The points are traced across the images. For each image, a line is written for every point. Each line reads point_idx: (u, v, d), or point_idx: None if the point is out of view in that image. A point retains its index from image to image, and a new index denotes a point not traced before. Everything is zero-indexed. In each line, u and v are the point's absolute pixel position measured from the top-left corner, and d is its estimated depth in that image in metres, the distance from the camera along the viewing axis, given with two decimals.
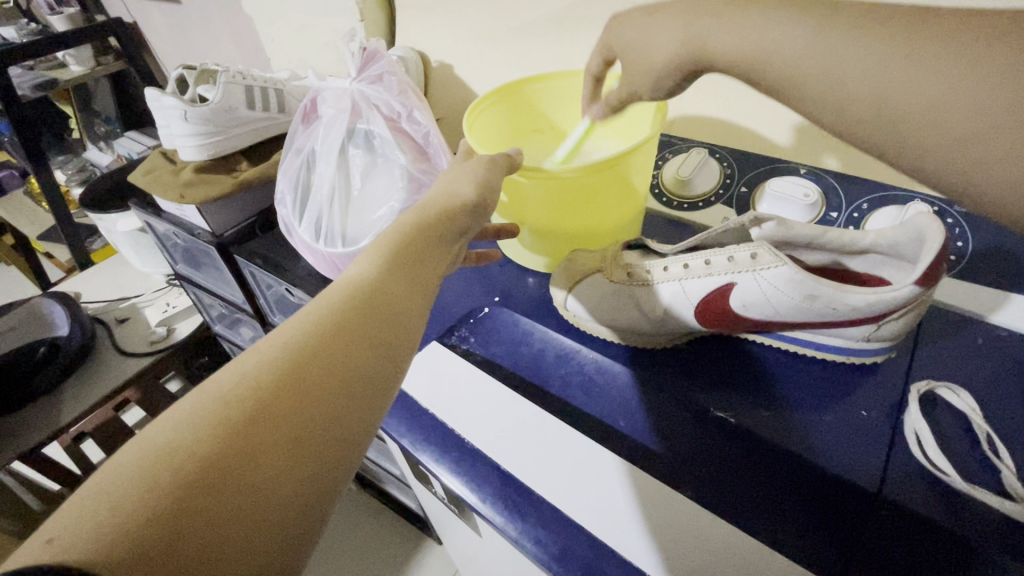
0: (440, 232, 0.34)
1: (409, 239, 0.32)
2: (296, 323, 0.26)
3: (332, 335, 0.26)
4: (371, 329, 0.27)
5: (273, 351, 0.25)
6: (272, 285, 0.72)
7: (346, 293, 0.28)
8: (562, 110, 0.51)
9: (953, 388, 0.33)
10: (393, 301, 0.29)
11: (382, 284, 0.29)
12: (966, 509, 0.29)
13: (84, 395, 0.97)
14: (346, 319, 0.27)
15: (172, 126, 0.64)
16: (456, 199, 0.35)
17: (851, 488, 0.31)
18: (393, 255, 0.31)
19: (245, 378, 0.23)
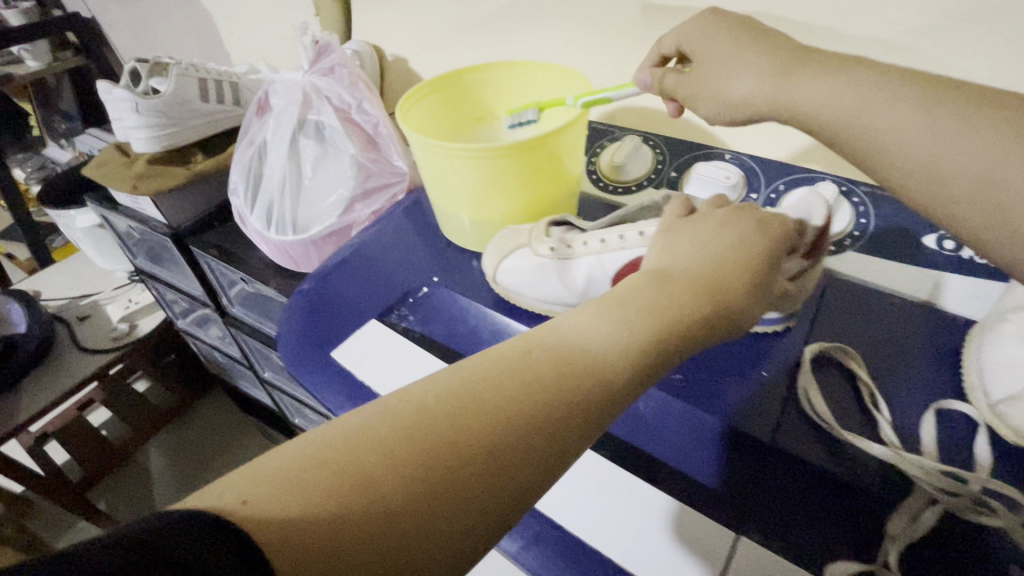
0: (703, 320, 0.28)
1: (673, 324, 0.27)
2: (518, 375, 0.24)
3: (544, 422, 0.23)
4: (578, 416, 0.24)
5: (479, 400, 0.23)
6: (230, 276, 0.73)
7: (573, 369, 0.25)
8: (501, 100, 0.53)
9: (843, 349, 0.36)
10: (615, 395, 0.25)
11: (616, 375, 0.25)
12: (852, 458, 0.32)
13: (44, 393, 0.97)
14: (564, 403, 0.24)
15: (125, 119, 0.64)
16: (725, 266, 0.30)
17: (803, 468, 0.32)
18: (648, 333, 0.26)
19: (437, 412, 0.22)
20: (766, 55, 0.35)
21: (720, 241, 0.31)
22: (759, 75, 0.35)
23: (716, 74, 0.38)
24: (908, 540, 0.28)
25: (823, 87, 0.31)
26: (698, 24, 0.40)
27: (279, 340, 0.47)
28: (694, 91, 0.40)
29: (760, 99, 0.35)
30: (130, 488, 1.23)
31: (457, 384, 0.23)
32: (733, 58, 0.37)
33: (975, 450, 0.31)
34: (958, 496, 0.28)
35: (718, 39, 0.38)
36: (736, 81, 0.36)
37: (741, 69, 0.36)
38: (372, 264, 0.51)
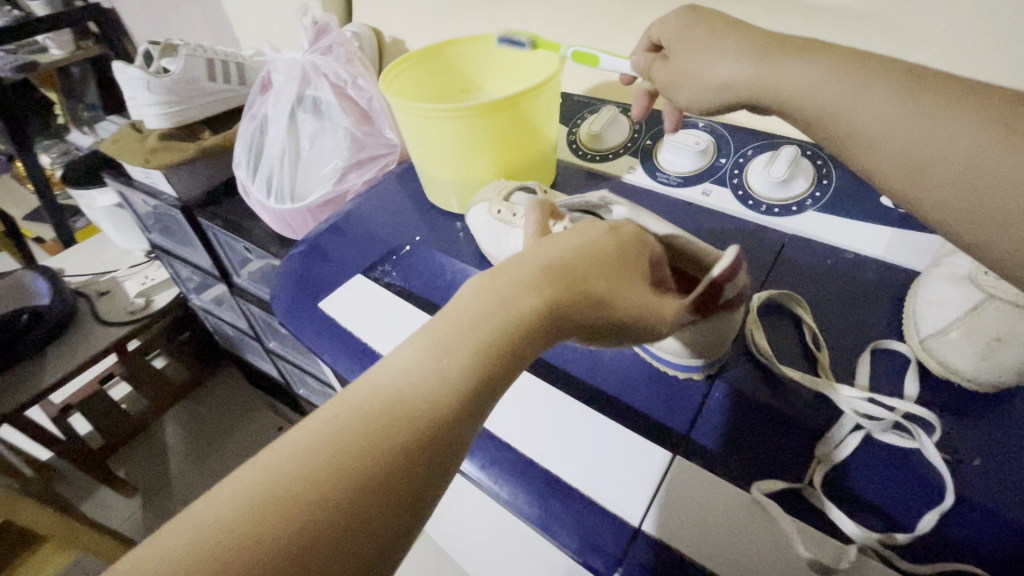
0: (551, 325, 0.25)
1: (511, 338, 0.24)
2: (323, 452, 0.21)
3: (378, 479, 0.21)
4: (421, 454, 0.22)
5: (290, 488, 0.20)
6: (236, 247, 0.77)
7: (398, 415, 0.22)
8: (484, 72, 0.55)
9: (790, 295, 0.38)
10: (459, 422, 0.23)
11: (454, 404, 0.22)
12: (789, 390, 0.34)
13: (67, 361, 1.03)
14: (392, 447, 0.21)
15: (137, 97, 0.69)
16: (585, 262, 0.28)
17: (745, 404, 0.34)
18: (480, 357, 0.23)
19: (244, 518, 0.19)
20: (747, 43, 0.35)
21: (567, 240, 0.29)
22: (740, 61, 0.35)
23: (698, 65, 0.38)
24: (833, 461, 0.30)
25: (804, 74, 0.31)
26: (675, 19, 0.40)
27: (272, 302, 0.50)
28: (675, 77, 0.40)
29: (743, 82, 0.35)
30: (147, 458, 1.29)
31: (253, 486, 0.20)
32: (715, 46, 0.37)
33: (906, 384, 0.33)
34: (880, 421, 0.31)
35: (698, 30, 0.38)
36: (713, 68, 0.37)
37: (724, 56, 0.36)
38: (361, 227, 0.54)
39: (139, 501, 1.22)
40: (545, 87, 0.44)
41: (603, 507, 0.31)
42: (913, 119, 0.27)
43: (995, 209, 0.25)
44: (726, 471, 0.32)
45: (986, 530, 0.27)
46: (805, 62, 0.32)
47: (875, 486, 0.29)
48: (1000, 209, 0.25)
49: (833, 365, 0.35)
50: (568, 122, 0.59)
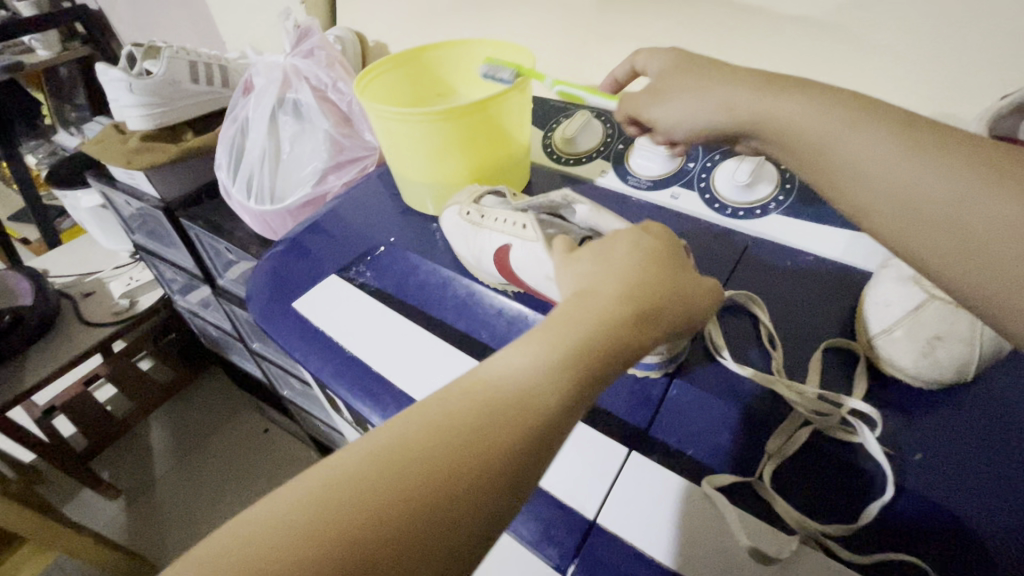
0: (637, 338, 0.28)
1: (601, 351, 0.27)
2: (440, 427, 0.24)
3: (478, 471, 0.23)
4: (522, 449, 0.24)
5: (412, 458, 0.23)
6: (218, 248, 0.77)
7: (503, 413, 0.24)
8: (461, 77, 0.56)
9: (747, 296, 0.39)
10: (556, 426, 0.25)
11: (549, 411, 0.25)
12: (742, 387, 0.35)
13: (49, 361, 1.02)
14: (501, 441, 0.24)
15: (120, 98, 0.69)
16: (659, 274, 0.30)
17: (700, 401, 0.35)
18: (570, 363, 0.26)
19: (371, 476, 0.22)
20: (738, 82, 0.34)
21: (615, 255, 0.31)
22: (733, 99, 0.34)
23: (689, 101, 0.37)
24: (783, 456, 0.31)
25: (791, 106, 0.31)
26: (668, 56, 0.41)
27: (248, 301, 0.51)
28: (663, 105, 0.40)
29: (737, 118, 0.34)
30: (131, 460, 1.29)
31: (384, 445, 0.23)
32: (706, 76, 0.37)
33: (855, 381, 0.34)
34: (828, 418, 0.32)
35: (690, 68, 0.38)
36: (704, 106, 0.36)
37: (712, 86, 0.36)
38: (338, 228, 0.55)
39: (121, 503, 1.22)
40: (513, 92, 0.45)
41: (563, 503, 0.32)
42: (900, 158, 0.26)
43: (980, 258, 0.24)
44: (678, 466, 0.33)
45: (924, 520, 0.28)
46: (793, 93, 0.31)
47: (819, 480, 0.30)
48: (986, 258, 0.24)
49: (787, 364, 0.36)
50: (544, 126, 0.60)
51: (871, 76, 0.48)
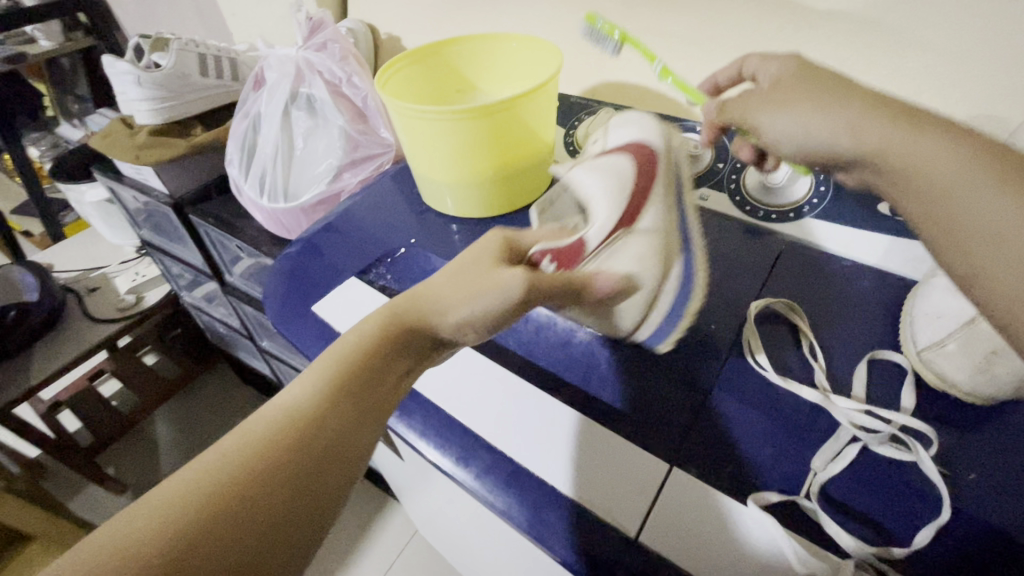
0: (404, 342, 0.30)
1: (366, 356, 0.29)
2: (210, 468, 0.25)
3: (259, 481, 0.25)
4: (307, 455, 0.26)
5: (179, 502, 0.24)
6: (228, 245, 0.76)
7: (274, 429, 0.27)
8: (482, 72, 0.54)
9: (788, 305, 0.38)
10: (336, 427, 0.28)
11: (319, 416, 0.27)
12: (785, 401, 0.34)
13: (57, 357, 1.01)
14: (273, 449, 0.26)
15: (128, 92, 0.67)
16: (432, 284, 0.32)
17: (743, 413, 0.34)
18: (333, 375, 0.28)
19: (134, 528, 0.23)
20: (861, 102, 0.29)
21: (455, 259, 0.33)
22: (860, 121, 0.29)
23: (800, 116, 0.32)
24: (831, 474, 0.30)
25: (927, 148, 0.26)
26: (787, 64, 0.36)
27: (264, 302, 0.50)
28: (764, 121, 0.35)
29: (859, 146, 0.29)
30: (138, 455, 1.28)
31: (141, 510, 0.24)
32: (828, 96, 0.31)
33: (903, 395, 0.32)
34: (878, 434, 0.31)
35: (803, 82, 0.33)
36: (822, 125, 0.31)
37: (828, 109, 0.31)
38: (355, 228, 0.54)
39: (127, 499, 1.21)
40: (540, 89, 0.44)
41: (600, 518, 0.32)
42: None
43: None
44: (721, 481, 0.31)
45: (984, 542, 0.27)
46: (934, 132, 0.26)
47: (873, 500, 0.29)
48: None
49: (830, 375, 0.35)
50: (565, 124, 0.58)
51: (910, 75, 0.46)
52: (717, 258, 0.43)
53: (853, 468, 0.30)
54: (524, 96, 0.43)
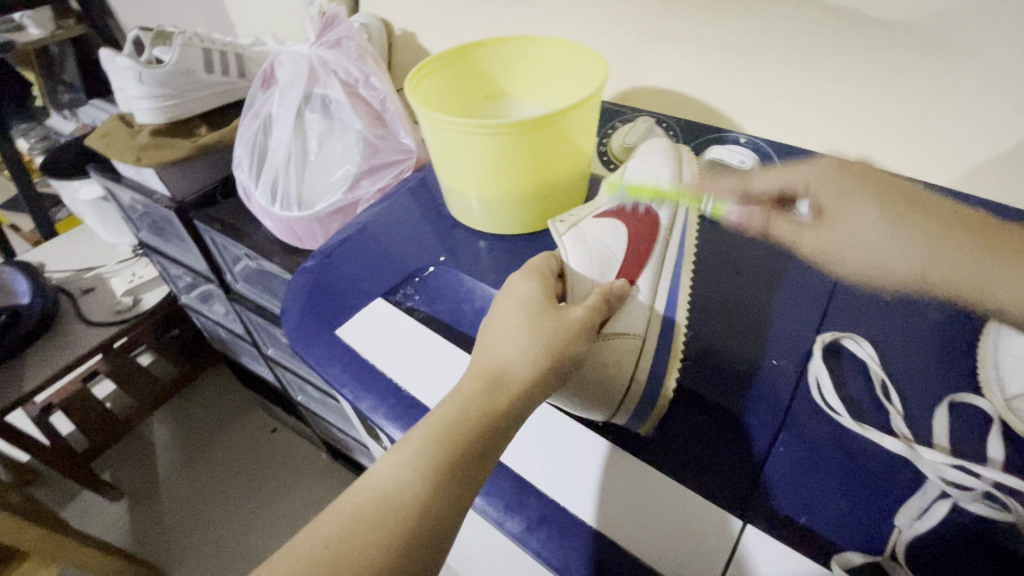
0: (499, 422, 0.30)
1: (468, 437, 0.29)
2: (315, 555, 0.26)
3: (369, 573, 0.26)
4: (412, 548, 0.27)
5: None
6: (233, 250, 0.72)
7: (377, 516, 0.27)
8: (514, 76, 0.51)
9: (856, 339, 0.36)
10: (441, 514, 0.28)
11: (423, 504, 0.28)
12: (858, 447, 0.32)
13: (51, 361, 0.98)
14: (379, 538, 0.27)
15: (128, 89, 0.63)
16: (521, 351, 0.32)
17: (817, 462, 0.31)
18: (436, 460, 0.29)
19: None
20: (918, 233, 0.40)
21: (520, 319, 0.33)
22: (921, 258, 0.39)
23: (860, 247, 0.40)
24: (916, 532, 0.28)
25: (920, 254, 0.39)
26: (850, 184, 0.43)
27: (281, 317, 0.47)
28: (822, 230, 0.42)
29: (918, 275, 0.39)
30: (134, 460, 1.24)
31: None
32: (846, 199, 0.42)
33: (989, 445, 0.31)
34: (968, 491, 0.29)
35: (857, 200, 0.42)
36: (868, 230, 0.41)
37: (860, 212, 0.41)
38: (380, 243, 0.51)
39: (124, 505, 1.17)
40: (587, 102, 0.41)
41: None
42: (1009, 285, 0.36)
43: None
44: (795, 536, 0.29)
45: None
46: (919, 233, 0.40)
47: (968, 563, 0.27)
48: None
49: (907, 418, 0.32)
50: (599, 132, 0.56)
51: (976, 92, 0.42)
52: (771, 284, 0.41)
53: (942, 527, 0.28)
54: (570, 111, 0.40)
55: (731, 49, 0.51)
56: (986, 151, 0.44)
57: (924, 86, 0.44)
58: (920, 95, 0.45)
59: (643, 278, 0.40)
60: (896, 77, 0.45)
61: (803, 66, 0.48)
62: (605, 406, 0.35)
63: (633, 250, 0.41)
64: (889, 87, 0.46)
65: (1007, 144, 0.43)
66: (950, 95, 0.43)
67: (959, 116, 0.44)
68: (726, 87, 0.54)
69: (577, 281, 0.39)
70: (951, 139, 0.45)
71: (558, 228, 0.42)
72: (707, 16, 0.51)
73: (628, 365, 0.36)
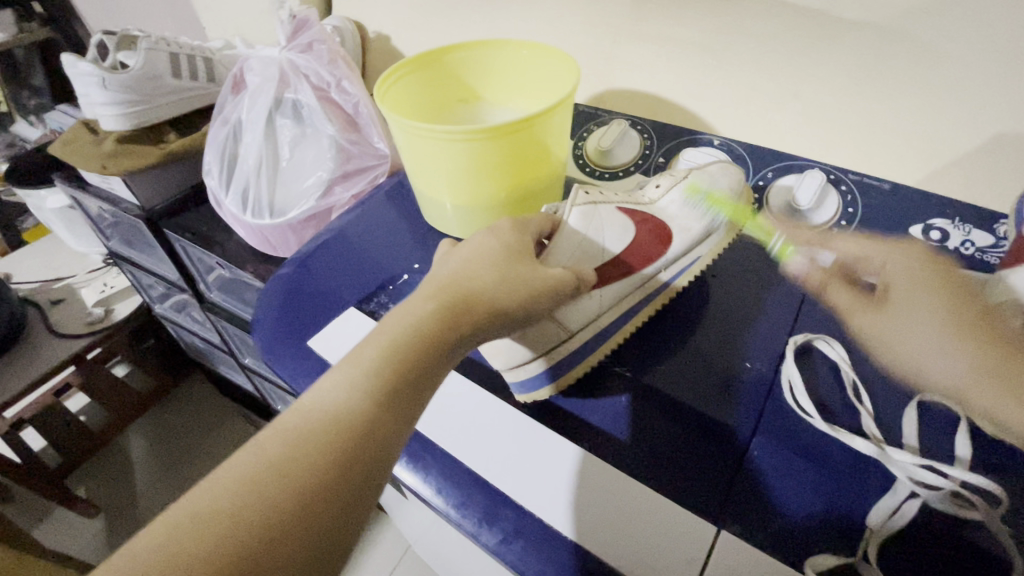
0: (447, 343, 0.30)
1: (416, 358, 0.29)
2: (256, 475, 0.25)
3: (312, 470, 0.25)
4: (359, 463, 0.26)
5: (226, 513, 0.23)
6: (205, 260, 0.70)
7: (323, 431, 0.26)
8: (487, 79, 0.51)
9: (828, 340, 0.37)
10: (388, 430, 0.27)
11: (368, 419, 0.27)
12: (832, 448, 0.32)
13: (18, 380, 0.96)
14: (324, 450, 0.26)
15: (92, 94, 0.61)
16: (482, 281, 0.32)
17: (781, 460, 0.32)
18: (381, 377, 0.28)
19: (186, 544, 0.22)
20: (977, 345, 0.33)
21: (480, 253, 0.34)
22: (963, 367, 0.33)
23: (908, 340, 0.36)
24: (889, 531, 0.28)
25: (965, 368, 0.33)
26: (918, 280, 0.39)
27: (254, 327, 0.46)
28: (866, 335, 0.37)
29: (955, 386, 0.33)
30: (110, 473, 1.21)
31: (179, 521, 0.23)
32: (910, 306, 0.37)
33: (957, 444, 0.31)
34: (937, 490, 0.29)
35: (921, 301, 0.37)
36: (924, 336, 0.35)
37: (929, 334, 0.35)
38: (355, 247, 0.50)
39: (101, 521, 1.15)
40: (561, 102, 0.40)
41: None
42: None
43: None
44: (767, 539, 0.29)
45: None
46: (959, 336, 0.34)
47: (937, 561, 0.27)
48: None
49: (879, 421, 0.33)
50: (575, 136, 0.57)
51: (939, 93, 0.43)
52: (748, 290, 0.41)
53: (915, 526, 0.28)
54: (544, 113, 0.39)
55: (703, 50, 0.51)
56: (953, 149, 0.44)
57: (890, 86, 0.45)
58: (889, 94, 0.45)
59: (608, 289, 0.38)
60: (864, 77, 0.45)
61: (775, 67, 0.49)
62: (520, 352, 0.36)
63: (625, 258, 0.39)
64: (856, 88, 0.46)
65: (971, 142, 0.44)
66: (916, 95, 0.44)
67: (924, 115, 0.44)
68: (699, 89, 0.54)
69: (562, 246, 0.38)
70: (919, 138, 0.45)
71: (580, 196, 0.40)
72: (678, 18, 0.51)
73: (542, 346, 0.36)
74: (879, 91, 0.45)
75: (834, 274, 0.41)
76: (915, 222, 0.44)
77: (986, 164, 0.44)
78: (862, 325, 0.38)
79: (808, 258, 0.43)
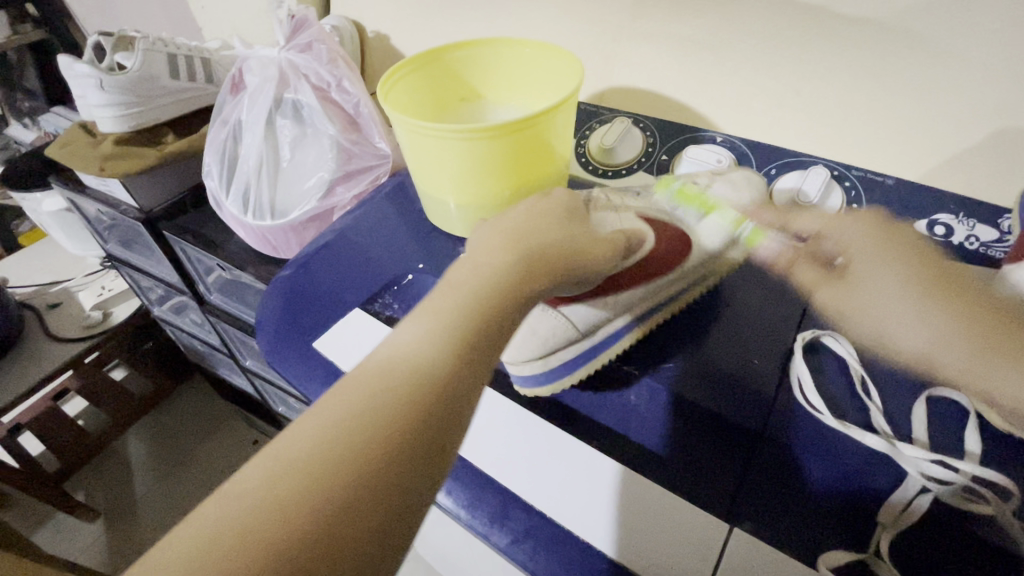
0: (511, 308, 0.30)
1: (482, 322, 0.28)
2: (330, 436, 0.24)
3: (385, 433, 0.24)
4: (429, 426, 0.25)
5: (300, 478, 0.22)
6: (205, 262, 0.70)
7: (394, 400, 0.25)
8: (489, 78, 0.51)
9: (835, 337, 0.36)
10: (458, 392, 0.26)
11: (442, 378, 0.26)
12: (843, 446, 0.31)
13: (15, 383, 0.96)
14: (394, 431, 0.24)
15: (89, 96, 0.61)
16: (549, 239, 0.34)
17: (792, 461, 0.31)
18: (450, 340, 0.27)
19: (258, 512, 0.21)
20: (936, 311, 0.35)
21: (540, 216, 0.35)
22: (938, 335, 0.34)
23: (875, 312, 0.37)
24: (899, 527, 0.28)
25: (924, 337, 0.35)
26: (880, 252, 0.40)
27: (257, 331, 0.46)
28: (842, 311, 0.38)
29: (931, 355, 0.34)
30: (109, 477, 1.20)
31: (241, 495, 0.22)
32: (875, 277, 0.38)
33: (968, 439, 0.31)
34: (949, 485, 0.28)
35: (881, 268, 0.39)
36: (889, 308, 0.36)
37: (895, 306, 0.36)
38: (358, 248, 0.50)
39: (100, 525, 1.14)
40: (566, 100, 0.40)
41: None
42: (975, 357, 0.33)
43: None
44: (778, 537, 0.29)
45: None
46: (921, 304, 0.36)
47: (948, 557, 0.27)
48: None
49: (889, 417, 0.33)
50: (577, 133, 0.57)
51: (942, 89, 0.43)
52: (755, 290, 0.41)
53: (925, 523, 0.28)
54: (549, 110, 0.39)
55: (705, 48, 0.51)
56: (956, 144, 0.44)
57: (892, 83, 0.45)
58: (893, 90, 0.45)
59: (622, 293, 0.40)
60: (867, 73, 0.45)
61: (777, 63, 0.49)
62: (527, 352, 0.36)
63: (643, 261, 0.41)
64: (858, 85, 0.46)
65: (975, 138, 0.44)
66: (918, 91, 0.44)
67: (927, 111, 0.44)
68: (701, 87, 0.54)
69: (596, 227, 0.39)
70: (921, 134, 0.45)
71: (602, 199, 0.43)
72: (680, 14, 0.51)
73: (550, 347, 0.37)
74: (882, 87, 0.45)
75: (799, 253, 0.42)
76: (920, 218, 0.44)
77: (989, 159, 0.44)
78: (833, 303, 0.39)
79: (775, 239, 0.43)
